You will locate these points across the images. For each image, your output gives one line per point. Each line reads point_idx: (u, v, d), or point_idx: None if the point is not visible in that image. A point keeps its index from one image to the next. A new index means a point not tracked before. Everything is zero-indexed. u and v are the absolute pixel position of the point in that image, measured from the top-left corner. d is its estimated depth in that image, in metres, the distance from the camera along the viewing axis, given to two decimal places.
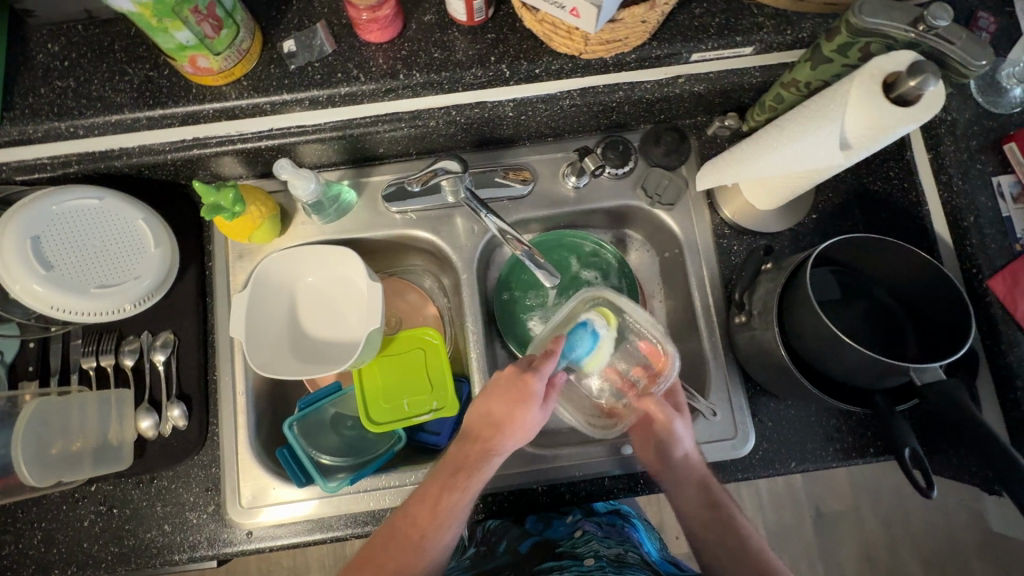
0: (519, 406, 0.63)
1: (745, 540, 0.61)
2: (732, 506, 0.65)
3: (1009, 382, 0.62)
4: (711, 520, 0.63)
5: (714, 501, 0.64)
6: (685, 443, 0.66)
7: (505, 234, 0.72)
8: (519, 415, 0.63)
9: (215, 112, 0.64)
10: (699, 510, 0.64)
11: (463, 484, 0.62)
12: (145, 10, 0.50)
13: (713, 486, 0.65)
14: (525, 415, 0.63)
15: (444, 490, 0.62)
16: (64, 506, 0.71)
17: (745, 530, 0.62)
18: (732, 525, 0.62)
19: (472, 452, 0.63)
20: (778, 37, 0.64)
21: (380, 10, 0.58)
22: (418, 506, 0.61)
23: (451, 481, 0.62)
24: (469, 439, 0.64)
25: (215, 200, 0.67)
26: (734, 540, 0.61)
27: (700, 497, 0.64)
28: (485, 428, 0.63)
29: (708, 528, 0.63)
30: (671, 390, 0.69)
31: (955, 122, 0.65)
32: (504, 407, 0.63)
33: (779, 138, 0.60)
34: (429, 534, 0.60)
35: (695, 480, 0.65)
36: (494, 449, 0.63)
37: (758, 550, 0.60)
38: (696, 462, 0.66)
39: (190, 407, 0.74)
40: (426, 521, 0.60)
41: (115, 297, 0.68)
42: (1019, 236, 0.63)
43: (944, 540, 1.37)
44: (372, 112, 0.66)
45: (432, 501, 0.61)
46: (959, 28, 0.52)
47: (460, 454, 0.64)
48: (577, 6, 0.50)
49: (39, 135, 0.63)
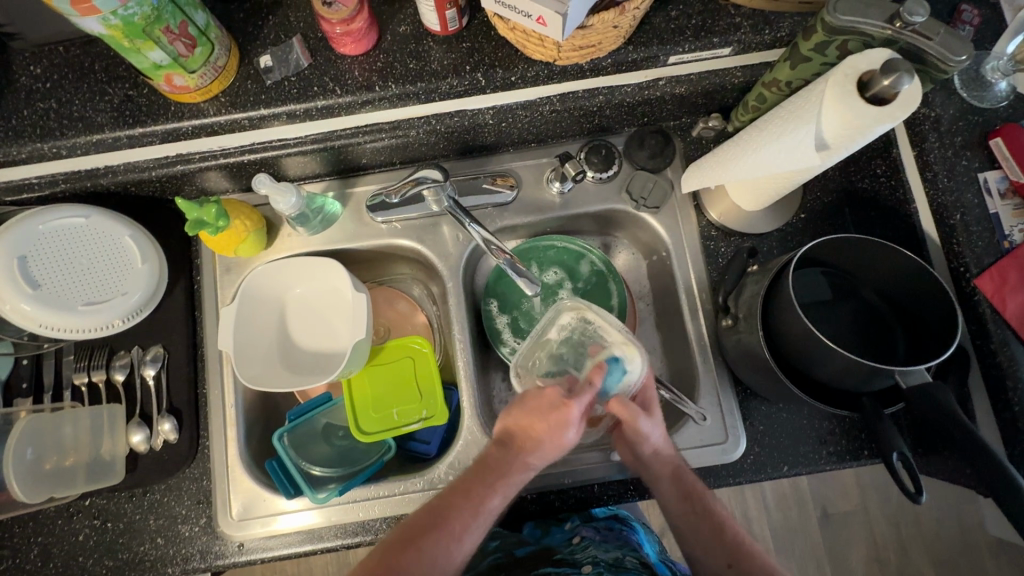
0: (560, 427, 0.60)
1: (722, 531, 0.60)
2: (710, 495, 0.63)
3: (1001, 382, 0.60)
4: (688, 513, 0.61)
5: (689, 493, 0.62)
6: (653, 440, 0.63)
7: (489, 243, 0.72)
8: (560, 432, 0.60)
9: (194, 128, 0.64)
10: (676, 503, 0.62)
11: (499, 489, 0.58)
12: (115, 32, 0.51)
13: (689, 477, 0.63)
14: (565, 437, 0.60)
15: (480, 491, 0.57)
16: (59, 521, 0.72)
17: (721, 519, 0.61)
18: (709, 516, 0.61)
19: (511, 456, 0.59)
20: (756, 37, 0.63)
21: (354, 23, 0.58)
22: (456, 504, 0.57)
23: (489, 481, 0.58)
24: (511, 445, 0.60)
25: (198, 216, 0.68)
26: (711, 532, 0.60)
27: (674, 490, 0.62)
28: (524, 437, 0.60)
29: (684, 519, 0.61)
30: (640, 387, 0.65)
31: (939, 118, 0.64)
32: (546, 423, 0.60)
33: (759, 139, 0.59)
34: (461, 533, 0.55)
35: (668, 473, 0.63)
36: (531, 462, 0.59)
37: (735, 543, 0.59)
38: (668, 453, 0.64)
39: (181, 421, 0.75)
40: (459, 520, 0.56)
41: (103, 313, 0.69)
42: (1007, 233, 0.62)
43: (954, 539, 1.34)
44: (351, 123, 0.67)
45: (471, 502, 0.57)
46: (937, 23, 0.51)
47: (499, 458, 0.59)
48: (542, 14, 0.50)
49: (23, 156, 0.64)
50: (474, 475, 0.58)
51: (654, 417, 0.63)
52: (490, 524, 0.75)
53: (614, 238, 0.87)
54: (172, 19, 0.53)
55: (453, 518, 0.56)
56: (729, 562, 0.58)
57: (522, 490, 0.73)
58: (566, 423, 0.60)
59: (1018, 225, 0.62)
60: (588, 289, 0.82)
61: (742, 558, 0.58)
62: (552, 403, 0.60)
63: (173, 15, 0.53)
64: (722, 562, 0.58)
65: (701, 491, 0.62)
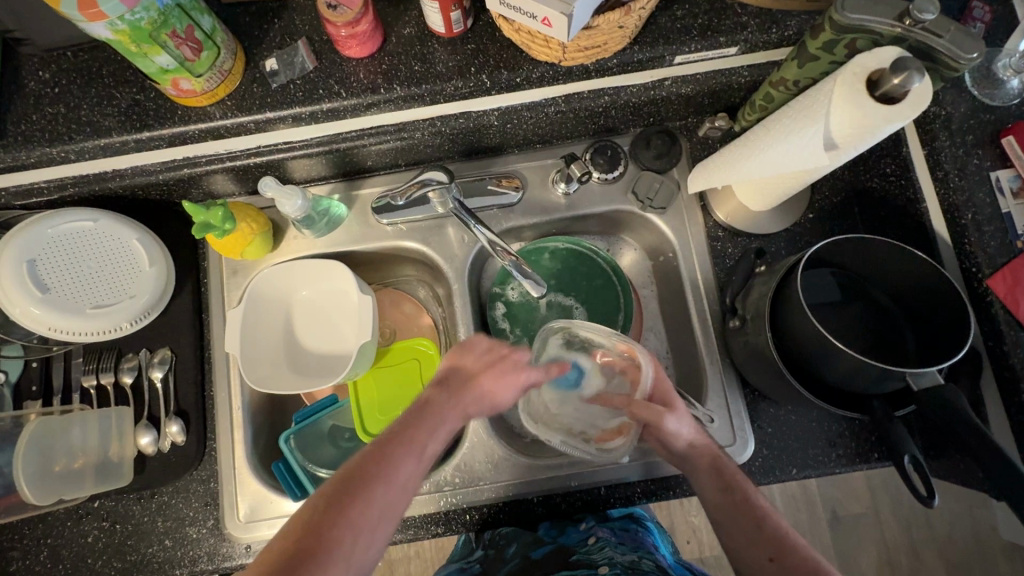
0: (502, 373, 0.63)
1: (763, 522, 0.56)
2: (751, 486, 0.59)
3: (1014, 385, 0.59)
4: (727, 504, 0.58)
5: (729, 483, 0.59)
6: (683, 435, 0.62)
7: (494, 246, 0.72)
8: (499, 380, 0.62)
9: (201, 132, 0.64)
10: (715, 494, 0.59)
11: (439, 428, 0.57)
12: (122, 37, 0.51)
13: (728, 467, 0.61)
14: (500, 395, 0.62)
15: (422, 428, 0.56)
16: (68, 523, 0.73)
17: (763, 510, 0.57)
18: (751, 509, 0.57)
19: (454, 395, 0.60)
20: (763, 37, 0.63)
21: (359, 25, 0.58)
22: (399, 440, 0.54)
23: (430, 417, 0.57)
24: (450, 384, 0.61)
25: (205, 219, 0.68)
26: (752, 524, 0.56)
27: (714, 482, 0.60)
28: (471, 382, 0.62)
29: (724, 511, 0.58)
30: (654, 383, 0.65)
31: (950, 117, 0.63)
32: (492, 376, 0.62)
33: (766, 138, 0.59)
34: (403, 466, 0.52)
35: (706, 464, 0.61)
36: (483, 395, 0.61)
37: (777, 533, 0.54)
38: (705, 443, 0.62)
39: (188, 423, 0.75)
40: (404, 453, 0.53)
41: (110, 316, 0.70)
42: (1020, 233, 0.61)
43: (967, 543, 1.32)
44: (356, 125, 0.67)
45: (414, 437, 0.55)
46: (948, 20, 0.51)
47: (438, 400, 0.59)
48: (547, 15, 0.50)
49: (31, 161, 0.64)
50: (415, 416, 0.57)
51: (678, 411, 0.63)
52: (497, 526, 0.74)
53: (620, 239, 0.86)
54: (178, 24, 0.53)
55: (400, 453, 0.53)
56: (772, 556, 0.53)
57: (528, 492, 0.73)
58: (513, 380, 0.63)
59: None
60: (593, 291, 0.81)
61: (784, 550, 0.53)
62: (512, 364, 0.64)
63: (180, 20, 0.53)
64: (763, 556, 0.54)
65: (741, 479, 0.59)
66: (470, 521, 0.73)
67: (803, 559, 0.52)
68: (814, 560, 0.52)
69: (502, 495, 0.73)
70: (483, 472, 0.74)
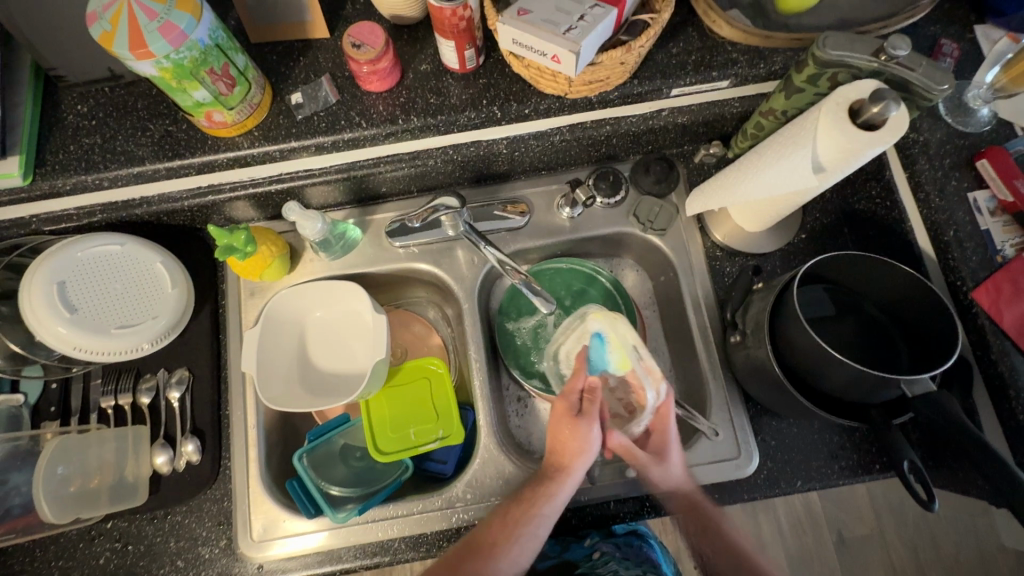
0: (580, 432, 0.66)
1: (734, 555, 0.69)
2: (726, 523, 0.69)
3: (1004, 392, 0.62)
4: (707, 542, 0.69)
5: (706, 526, 0.69)
6: (667, 484, 0.68)
7: (504, 264, 0.76)
8: (581, 437, 0.66)
9: (229, 160, 0.68)
10: (696, 532, 0.70)
11: (548, 502, 0.64)
12: (165, 74, 0.55)
13: (705, 509, 0.69)
14: (587, 439, 0.66)
15: (524, 515, 0.64)
16: (81, 544, 0.73)
17: (741, 556, 0.69)
18: (726, 546, 0.69)
19: (560, 471, 0.66)
20: (752, 71, 0.68)
21: (380, 63, 0.63)
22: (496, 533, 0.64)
23: (531, 501, 0.65)
24: (556, 459, 0.67)
25: (228, 242, 0.71)
26: (730, 555, 0.69)
27: (694, 523, 0.69)
28: (559, 452, 0.67)
29: (706, 547, 0.70)
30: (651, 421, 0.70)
31: (927, 143, 0.68)
32: (564, 429, 0.67)
33: (759, 162, 0.63)
34: (495, 561, 0.62)
35: (686, 507, 0.69)
36: (572, 472, 0.65)
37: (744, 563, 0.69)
38: (686, 490, 0.69)
39: (204, 442, 0.76)
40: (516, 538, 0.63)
41: (132, 336, 0.72)
42: (999, 248, 0.65)
43: (975, 562, 1.32)
44: (373, 154, 0.71)
45: (512, 524, 0.64)
46: (920, 56, 0.56)
47: (541, 480, 0.66)
48: (558, 53, 0.54)
49: (67, 188, 0.68)
50: (518, 502, 0.65)
51: (664, 461, 0.68)
52: None
53: (622, 260, 0.90)
54: (215, 61, 0.58)
55: (495, 537, 0.63)
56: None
57: None
58: (582, 430, 0.66)
59: (1010, 240, 0.65)
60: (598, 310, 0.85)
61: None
62: (568, 411, 0.68)
63: (217, 59, 0.58)
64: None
65: (720, 529, 0.69)
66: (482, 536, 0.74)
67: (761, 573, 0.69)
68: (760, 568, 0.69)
69: None
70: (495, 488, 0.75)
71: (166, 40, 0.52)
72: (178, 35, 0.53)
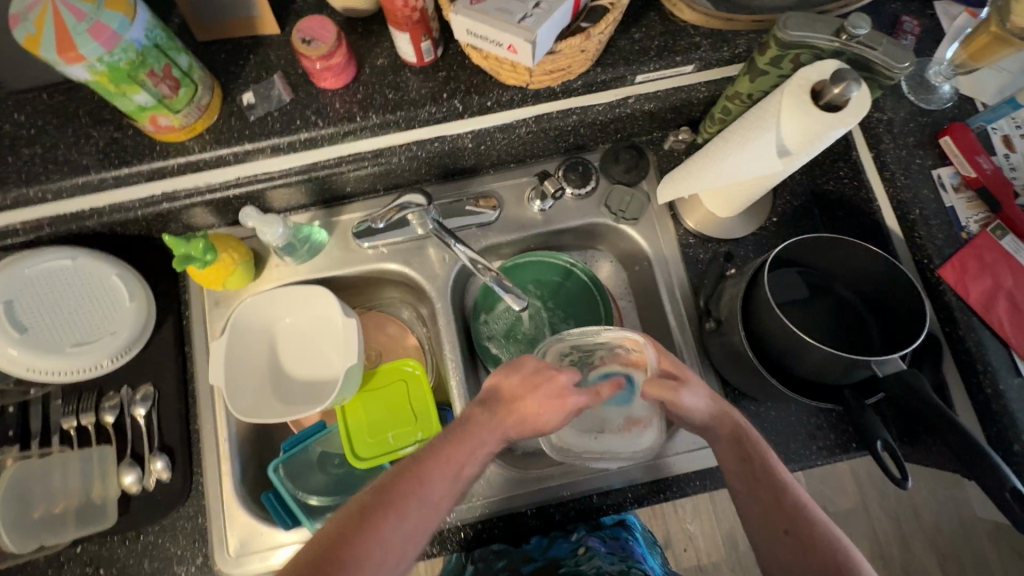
0: (551, 399, 0.59)
1: (784, 498, 0.56)
2: (771, 456, 0.59)
3: (972, 367, 0.63)
4: (747, 475, 0.58)
5: (749, 455, 0.59)
6: (700, 406, 0.60)
7: (475, 263, 0.74)
8: (545, 412, 0.58)
9: (181, 166, 0.66)
10: (734, 464, 0.59)
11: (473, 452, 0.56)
12: (101, 78, 0.52)
13: (750, 437, 0.60)
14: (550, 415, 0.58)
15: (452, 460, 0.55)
16: (49, 571, 0.70)
17: (786, 483, 0.58)
18: (770, 481, 0.57)
19: (490, 420, 0.58)
20: (715, 55, 0.67)
21: (333, 58, 0.61)
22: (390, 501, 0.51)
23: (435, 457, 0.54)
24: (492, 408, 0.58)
25: (186, 251, 0.68)
26: (771, 497, 0.57)
27: (733, 451, 0.59)
28: (510, 405, 0.59)
29: (743, 483, 0.58)
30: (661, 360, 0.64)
31: (891, 121, 0.68)
32: (537, 398, 0.59)
33: (726, 147, 0.62)
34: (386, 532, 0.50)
35: (727, 434, 0.60)
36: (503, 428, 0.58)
37: (794, 509, 0.56)
38: (726, 411, 0.61)
39: (174, 459, 0.74)
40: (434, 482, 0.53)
41: (90, 354, 0.69)
42: (963, 224, 0.66)
43: (955, 532, 1.35)
44: (333, 153, 0.68)
45: (443, 466, 0.54)
46: (879, 35, 0.55)
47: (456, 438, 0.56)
48: (514, 43, 0.53)
49: (8, 202, 0.64)
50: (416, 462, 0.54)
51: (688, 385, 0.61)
52: (492, 542, 0.73)
53: (597, 251, 0.89)
54: (156, 63, 0.55)
55: (429, 481, 0.53)
56: (786, 528, 0.55)
57: (522, 504, 0.73)
58: (560, 406, 0.59)
59: (975, 216, 0.66)
60: (576, 303, 0.84)
61: (799, 524, 0.55)
62: (549, 383, 0.60)
63: (157, 59, 0.55)
64: (779, 530, 0.55)
65: (762, 454, 0.59)
66: (466, 536, 0.73)
67: (814, 531, 0.55)
68: (828, 537, 0.54)
69: (496, 509, 0.73)
70: (477, 488, 0.73)
71: (98, 42, 0.49)
72: (110, 36, 0.50)
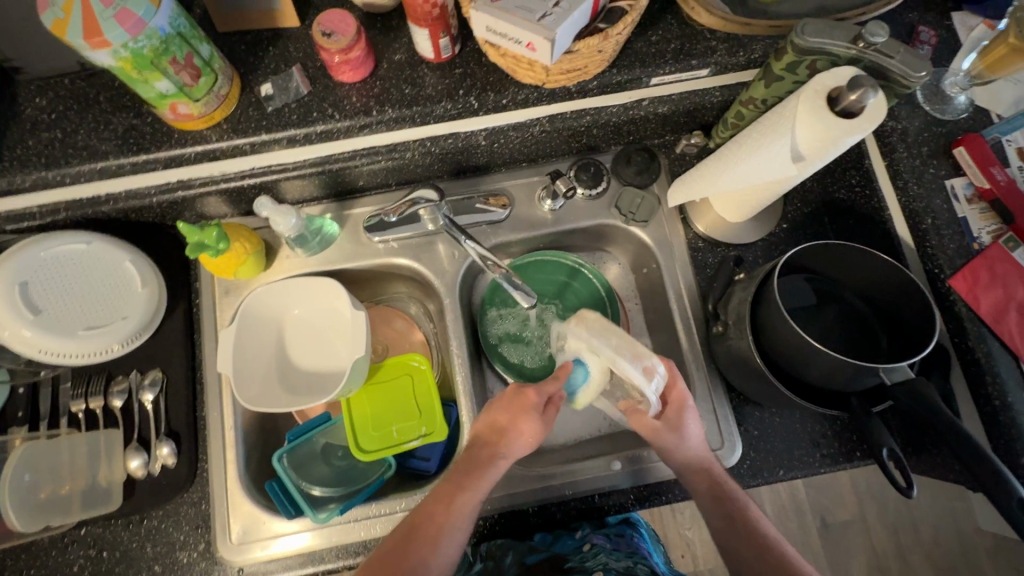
0: (523, 414, 0.64)
1: (767, 552, 0.59)
2: (752, 509, 0.62)
3: (980, 378, 0.63)
4: (728, 531, 0.61)
5: (730, 510, 0.61)
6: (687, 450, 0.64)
7: (485, 259, 0.74)
8: (525, 420, 0.64)
9: (198, 154, 0.66)
10: (718, 520, 0.62)
11: (473, 484, 0.61)
12: (124, 63, 0.53)
13: (724, 484, 0.63)
14: (528, 425, 0.64)
15: (461, 482, 0.61)
16: (53, 552, 0.71)
17: (769, 537, 0.60)
18: (753, 537, 0.60)
19: (482, 448, 0.63)
20: (731, 59, 0.67)
21: (352, 52, 0.61)
22: (428, 514, 0.60)
23: (459, 479, 0.62)
24: (482, 441, 0.64)
25: (199, 239, 0.69)
26: (756, 553, 0.59)
27: (714, 505, 0.62)
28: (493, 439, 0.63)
29: (728, 540, 0.61)
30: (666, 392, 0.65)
31: (905, 130, 0.68)
32: (508, 412, 0.65)
33: (739, 152, 0.62)
34: (440, 538, 0.58)
35: (706, 489, 0.63)
36: (501, 453, 0.62)
37: (780, 561, 0.58)
38: (703, 464, 0.64)
39: (179, 445, 0.74)
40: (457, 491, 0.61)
41: (101, 337, 0.70)
42: (975, 235, 0.66)
43: (954, 545, 1.35)
44: (348, 147, 0.69)
45: (458, 486, 0.61)
46: (897, 43, 0.56)
47: (471, 457, 0.63)
48: (532, 40, 0.53)
49: (27, 184, 0.65)
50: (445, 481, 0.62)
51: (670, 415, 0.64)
52: (493, 538, 0.74)
53: (605, 252, 0.89)
54: (178, 51, 0.55)
55: (456, 493, 0.61)
56: None
57: (524, 502, 0.73)
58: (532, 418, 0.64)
59: (988, 227, 0.65)
60: (582, 303, 0.84)
61: None
62: (533, 404, 0.65)
63: (180, 48, 0.55)
64: None
65: (742, 507, 0.62)
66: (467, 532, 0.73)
67: None
68: None
69: (498, 506, 0.73)
70: None
71: (123, 28, 0.50)
72: (135, 23, 0.51)
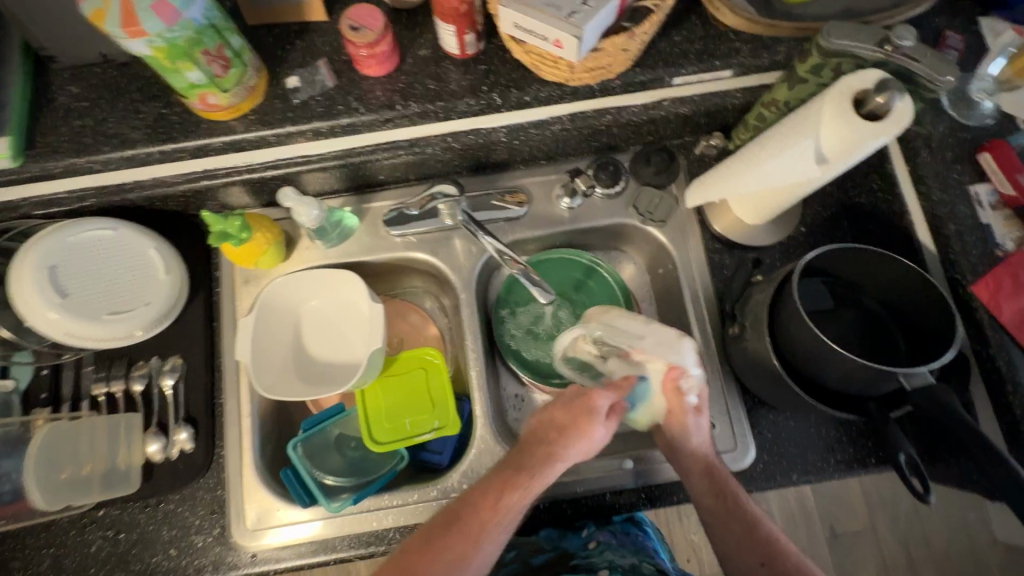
0: (586, 417, 0.61)
1: (755, 528, 0.59)
2: (741, 491, 0.62)
3: (1002, 386, 0.62)
4: (716, 509, 0.61)
5: (720, 490, 0.62)
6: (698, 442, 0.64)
7: (503, 255, 0.75)
8: (590, 425, 0.60)
9: (224, 144, 0.67)
10: (708, 499, 0.62)
11: (525, 486, 0.58)
12: (159, 53, 0.54)
13: (720, 474, 0.63)
14: (594, 431, 0.60)
15: (511, 485, 0.58)
16: (72, 532, 0.72)
17: (755, 515, 0.60)
18: (740, 513, 0.60)
19: (540, 450, 0.60)
20: (755, 61, 0.67)
21: (379, 46, 0.62)
22: (473, 513, 0.56)
23: (511, 480, 0.58)
24: (539, 441, 0.61)
25: (222, 228, 0.70)
26: (744, 530, 0.59)
27: (707, 486, 0.62)
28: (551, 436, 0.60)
29: (715, 518, 0.61)
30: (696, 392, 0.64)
31: (929, 135, 0.68)
32: (569, 410, 0.62)
33: (761, 154, 0.62)
34: (480, 543, 0.55)
35: (699, 472, 0.63)
36: (557, 455, 0.59)
37: (767, 540, 0.58)
38: (702, 449, 0.64)
39: (197, 431, 0.76)
40: (509, 495, 0.57)
41: (125, 322, 0.71)
42: (999, 242, 0.65)
43: (966, 558, 1.33)
44: (371, 141, 0.69)
45: (501, 492, 0.57)
46: (925, 47, 0.55)
47: (523, 457, 0.60)
48: (560, 38, 0.54)
49: (59, 170, 0.66)
50: (497, 480, 0.58)
51: (699, 413, 0.64)
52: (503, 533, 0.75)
53: (621, 252, 0.89)
54: (210, 42, 0.56)
55: (508, 496, 0.57)
56: (763, 561, 0.56)
57: (536, 498, 0.74)
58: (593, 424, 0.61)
59: (1011, 234, 0.65)
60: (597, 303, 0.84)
61: (775, 556, 0.56)
62: (598, 409, 0.61)
63: (212, 39, 0.56)
64: (754, 561, 0.57)
65: (732, 487, 0.62)
66: None
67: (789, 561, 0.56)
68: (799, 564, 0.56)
69: None
70: None
71: (160, 18, 0.51)
72: (172, 14, 0.52)
